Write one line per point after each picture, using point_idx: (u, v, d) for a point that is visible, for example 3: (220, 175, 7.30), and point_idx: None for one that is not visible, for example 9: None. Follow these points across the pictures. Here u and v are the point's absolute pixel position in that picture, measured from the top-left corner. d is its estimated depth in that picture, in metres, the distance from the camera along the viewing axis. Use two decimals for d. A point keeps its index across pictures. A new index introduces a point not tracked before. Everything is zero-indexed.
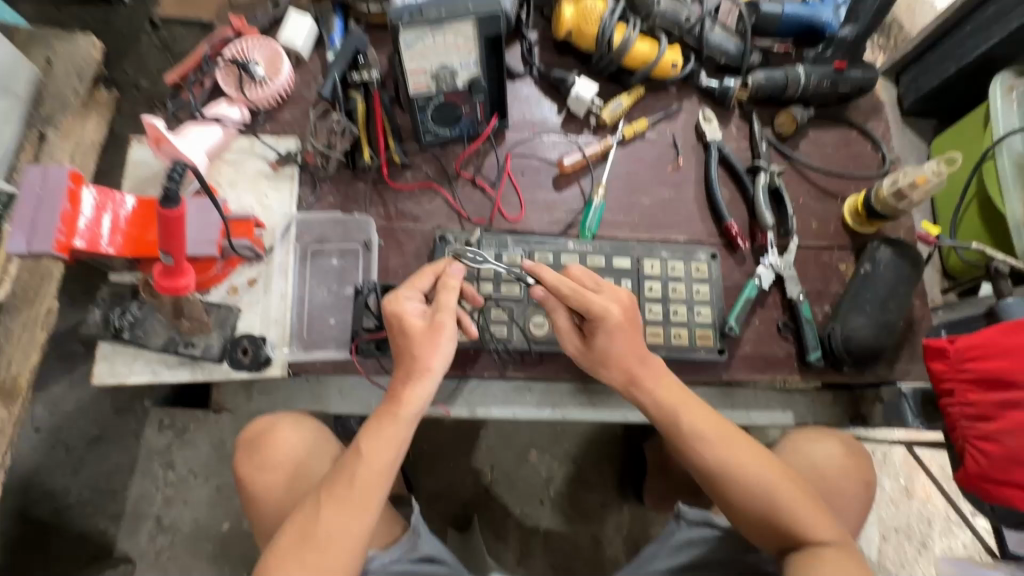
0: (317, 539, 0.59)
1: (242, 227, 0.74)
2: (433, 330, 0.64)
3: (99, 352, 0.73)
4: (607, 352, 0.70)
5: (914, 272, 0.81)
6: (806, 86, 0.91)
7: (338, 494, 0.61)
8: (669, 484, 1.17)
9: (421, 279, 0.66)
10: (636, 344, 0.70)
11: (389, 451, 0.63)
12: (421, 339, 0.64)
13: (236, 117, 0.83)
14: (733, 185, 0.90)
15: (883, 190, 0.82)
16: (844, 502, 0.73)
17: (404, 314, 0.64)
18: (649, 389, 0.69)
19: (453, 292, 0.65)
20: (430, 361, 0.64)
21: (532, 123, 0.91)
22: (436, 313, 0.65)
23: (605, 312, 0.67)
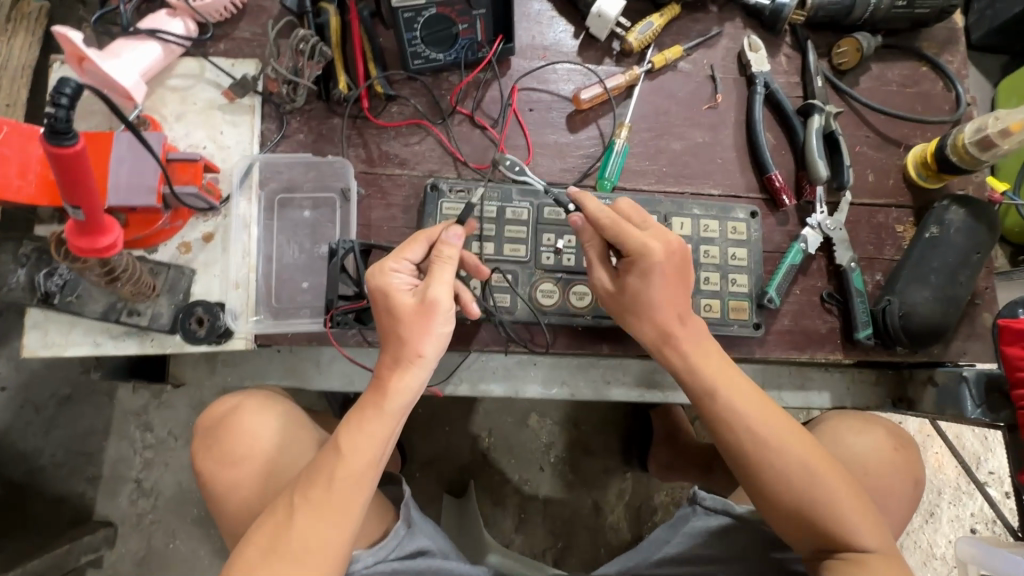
0: (290, 552, 0.49)
1: (187, 171, 0.61)
2: (424, 310, 0.51)
3: (28, 321, 0.62)
4: (638, 298, 0.59)
5: (989, 238, 0.69)
6: (877, 7, 0.75)
7: (313, 497, 0.51)
8: (677, 455, 1.10)
9: (412, 249, 0.55)
10: (679, 297, 0.59)
11: (374, 448, 0.52)
12: (410, 321, 0.52)
13: (179, 32, 0.67)
14: (779, 130, 0.77)
15: (964, 137, 0.69)
16: (886, 500, 0.65)
17: (393, 293, 0.52)
18: (684, 352, 0.59)
19: (450, 259, 0.53)
20: (419, 347, 0.52)
21: (543, 48, 0.76)
22: (426, 289, 0.52)
23: (641, 249, 0.56)
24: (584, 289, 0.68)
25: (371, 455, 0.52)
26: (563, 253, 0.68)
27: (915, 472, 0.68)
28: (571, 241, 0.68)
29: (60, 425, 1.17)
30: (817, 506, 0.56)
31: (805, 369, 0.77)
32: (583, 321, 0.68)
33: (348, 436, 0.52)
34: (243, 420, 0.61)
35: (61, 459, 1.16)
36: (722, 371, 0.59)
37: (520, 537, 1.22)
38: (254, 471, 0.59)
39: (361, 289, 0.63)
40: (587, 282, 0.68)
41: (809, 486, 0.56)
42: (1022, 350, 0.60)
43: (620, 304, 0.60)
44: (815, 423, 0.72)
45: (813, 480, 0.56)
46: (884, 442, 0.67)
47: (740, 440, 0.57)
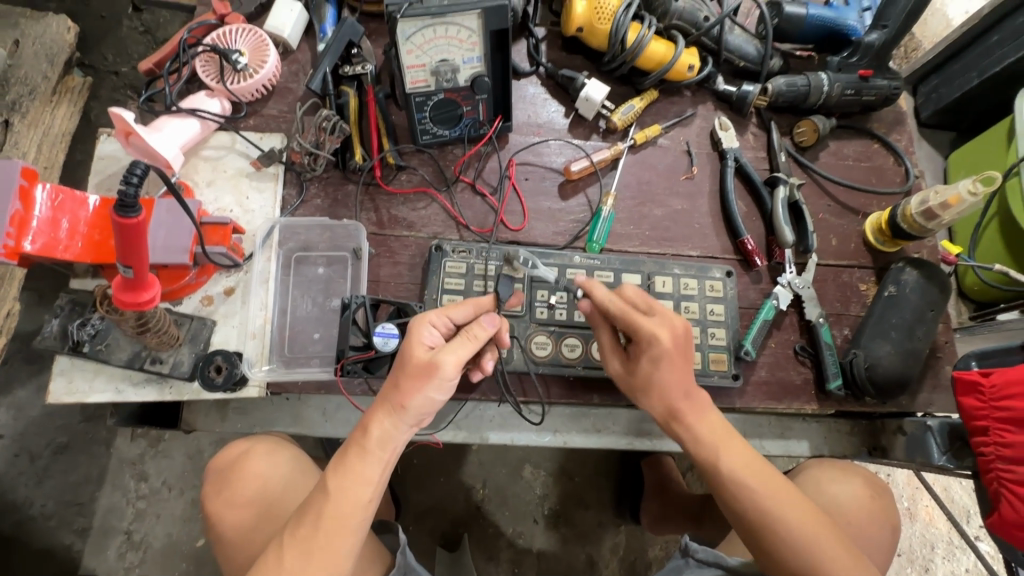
0: None
1: (218, 233, 0.67)
2: (428, 368, 0.55)
3: (55, 368, 0.66)
4: (650, 380, 0.63)
5: (941, 297, 0.76)
6: (829, 94, 0.85)
7: (302, 536, 0.53)
8: (669, 506, 1.11)
9: (456, 308, 0.60)
10: (685, 377, 0.62)
11: (360, 491, 0.54)
12: (412, 374, 0.55)
13: (215, 110, 0.76)
14: (749, 198, 0.85)
15: (911, 207, 0.77)
16: (866, 546, 0.67)
17: (416, 341, 0.56)
18: (689, 424, 0.62)
19: (471, 338, 0.57)
20: (406, 399, 0.55)
21: (538, 125, 0.85)
22: (438, 351, 0.56)
23: (652, 339, 0.60)
24: (575, 341, 0.73)
25: (360, 495, 0.54)
26: (555, 307, 0.74)
27: (892, 518, 0.71)
28: (562, 296, 0.74)
29: (54, 474, 1.17)
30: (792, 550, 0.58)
31: (784, 419, 0.81)
32: (574, 371, 0.73)
33: (336, 476, 0.55)
34: (251, 464, 0.66)
35: (51, 510, 1.16)
36: (706, 419, 0.63)
37: None
38: (258, 514, 0.63)
39: (369, 339, 0.68)
40: (578, 335, 0.74)
41: (787, 532, 0.58)
42: (976, 401, 0.64)
43: (633, 382, 0.65)
44: (794, 471, 0.76)
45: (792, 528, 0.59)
46: (861, 490, 0.71)
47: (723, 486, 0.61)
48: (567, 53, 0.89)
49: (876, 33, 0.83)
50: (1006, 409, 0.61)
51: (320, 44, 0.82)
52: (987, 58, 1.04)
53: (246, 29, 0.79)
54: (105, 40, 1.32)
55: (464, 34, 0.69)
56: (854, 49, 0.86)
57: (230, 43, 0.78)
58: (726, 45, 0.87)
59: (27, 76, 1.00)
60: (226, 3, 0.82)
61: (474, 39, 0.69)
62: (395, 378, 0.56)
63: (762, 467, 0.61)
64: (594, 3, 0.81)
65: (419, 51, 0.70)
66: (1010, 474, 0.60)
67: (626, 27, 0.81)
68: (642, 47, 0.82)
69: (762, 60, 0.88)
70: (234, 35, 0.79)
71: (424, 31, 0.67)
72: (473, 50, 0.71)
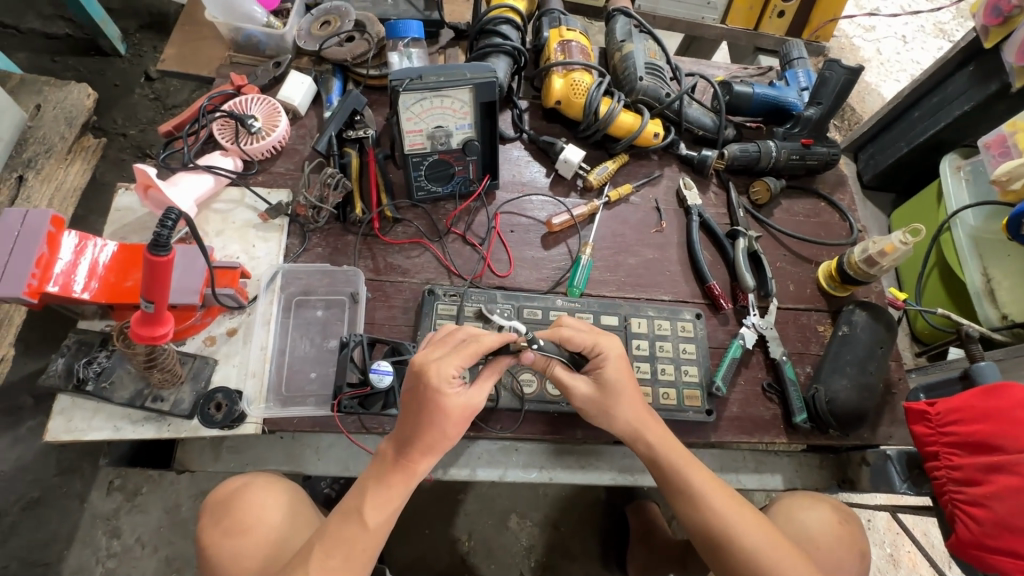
0: None
1: (227, 276, 0.73)
2: (470, 413, 0.60)
3: (56, 406, 0.68)
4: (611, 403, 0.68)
5: (889, 335, 0.84)
6: (778, 158, 0.97)
7: (334, 559, 0.58)
8: (655, 553, 1.11)
9: (466, 355, 0.59)
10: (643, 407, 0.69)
11: (387, 511, 0.61)
12: (456, 420, 0.60)
13: (228, 167, 0.84)
14: (714, 249, 0.94)
15: (855, 257, 0.86)
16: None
17: (451, 394, 0.58)
18: (650, 442, 0.68)
19: (495, 373, 0.63)
20: (452, 436, 0.61)
21: (521, 183, 0.95)
22: (473, 396, 0.60)
23: (598, 367, 0.67)
24: (559, 378, 0.78)
25: (382, 522, 0.61)
26: None
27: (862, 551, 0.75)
28: None
29: (20, 532, 1.12)
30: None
31: (757, 454, 0.86)
32: (558, 407, 0.77)
33: (372, 509, 0.60)
34: (249, 500, 0.69)
35: (12, 571, 1.10)
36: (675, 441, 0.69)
37: None
38: (255, 544, 0.66)
39: (365, 376, 0.72)
40: None
41: (751, 551, 0.63)
42: (925, 428, 0.71)
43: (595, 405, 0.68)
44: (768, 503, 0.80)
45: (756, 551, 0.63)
46: (830, 517, 0.74)
47: (694, 504, 0.66)
48: (547, 122, 1.00)
49: (813, 109, 0.97)
50: (954, 433, 0.67)
51: (327, 111, 0.92)
52: (912, 130, 1.18)
53: (261, 98, 0.89)
54: (117, 105, 1.42)
55: (457, 104, 0.79)
56: (795, 121, 0.99)
57: (246, 109, 0.87)
58: (685, 117, 0.99)
59: (45, 136, 1.08)
60: (244, 76, 0.92)
61: (466, 109, 0.79)
62: (434, 429, 0.59)
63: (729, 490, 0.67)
64: (570, 81, 0.93)
65: (417, 118, 0.79)
66: (962, 494, 0.65)
67: (598, 100, 0.93)
68: (612, 117, 0.93)
69: (718, 130, 1.00)
70: (250, 103, 0.88)
71: (422, 102, 0.77)
72: (465, 118, 0.81)
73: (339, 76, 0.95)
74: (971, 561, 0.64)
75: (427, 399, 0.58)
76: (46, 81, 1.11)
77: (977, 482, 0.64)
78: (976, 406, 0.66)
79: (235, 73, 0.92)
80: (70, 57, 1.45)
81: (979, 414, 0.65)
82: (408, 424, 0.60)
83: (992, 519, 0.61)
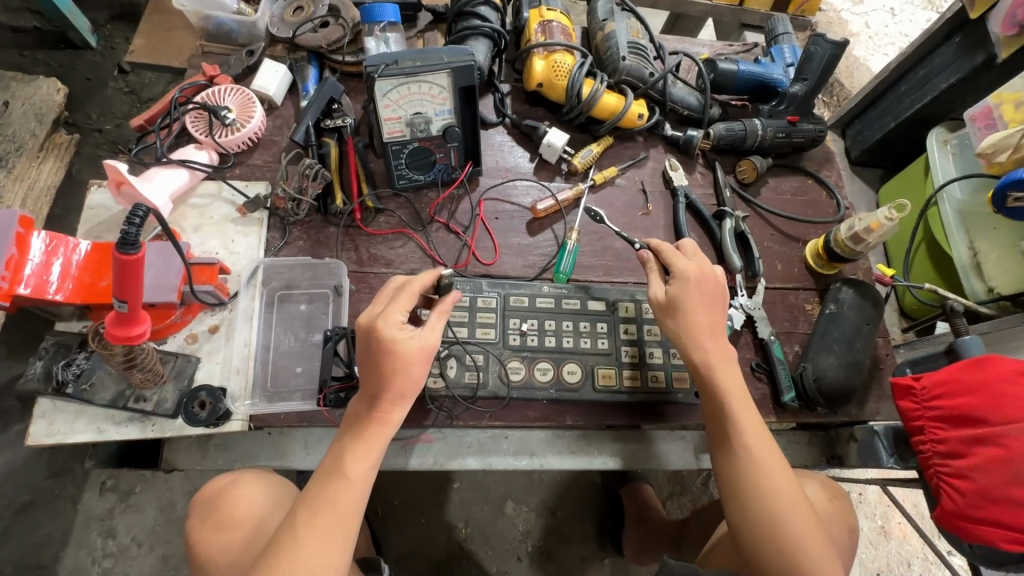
0: (293, 562, 0.57)
1: (205, 273, 0.71)
2: (427, 353, 0.63)
3: (36, 410, 0.67)
4: (682, 308, 0.74)
5: (876, 312, 0.84)
6: (763, 137, 0.96)
7: (318, 520, 0.59)
8: (649, 535, 1.13)
9: (407, 299, 0.64)
10: (711, 314, 0.74)
11: (366, 465, 0.62)
12: (415, 362, 0.62)
13: (203, 161, 0.82)
14: (701, 230, 0.94)
15: (841, 234, 0.86)
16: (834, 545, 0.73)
17: (400, 337, 0.62)
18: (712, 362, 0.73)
19: (443, 315, 0.65)
20: (415, 378, 0.63)
21: (505, 169, 0.93)
22: (427, 338, 0.63)
23: (685, 273, 0.74)
24: (546, 365, 0.78)
25: (365, 475, 0.62)
26: (527, 334, 0.79)
27: (851, 521, 0.77)
28: (533, 324, 0.80)
29: (14, 536, 1.12)
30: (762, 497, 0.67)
31: None
32: (546, 393, 0.77)
33: (353, 461, 0.61)
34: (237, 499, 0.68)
35: (8, 574, 1.10)
36: (730, 372, 0.73)
37: None
38: (249, 536, 0.66)
39: (350, 370, 0.71)
40: (548, 358, 0.78)
41: (765, 481, 0.67)
42: (909, 403, 0.71)
43: (662, 307, 0.75)
44: None
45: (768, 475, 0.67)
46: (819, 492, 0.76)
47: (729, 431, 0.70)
48: (530, 105, 0.98)
49: (799, 85, 0.96)
50: (938, 407, 0.67)
51: (304, 101, 0.90)
52: (899, 104, 1.17)
53: (234, 88, 0.86)
54: (90, 100, 1.39)
55: (435, 89, 0.77)
56: (781, 98, 0.98)
57: (219, 100, 0.85)
58: (670, 97, 0.97)
59: (15, 134, 1.05)
60: (216, 66, 0.90)
61: (445, 94, 0.78)
62: (400, 374, 0.62)
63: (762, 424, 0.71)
64: (552, 62, 0.91)
65: (395, 105, 0.77)
66: (946, 467, 0.65)
67: (580, 81, 0.91)
68: (596, 98, 0.92)
69: (703, 109, 0.99)
70: (223, 94, 0.86)
71: (400, 89, 0.75)
72: (444, 103, 0.79)
73: (315, 63, 0.93)
74: (955, 532, 0.64)
75: (380, 345, 0.62)
76: (13, 77, 1.08)
77: (960, 454, 0.64)
78: (960, 379, 0.66)
79: (207, 64, 0.89)
80: (39, 51, 1.41)
81: (962, 388, 0.66)
82: (376, 372, 0.62)
83: (975, 491, 0.62)
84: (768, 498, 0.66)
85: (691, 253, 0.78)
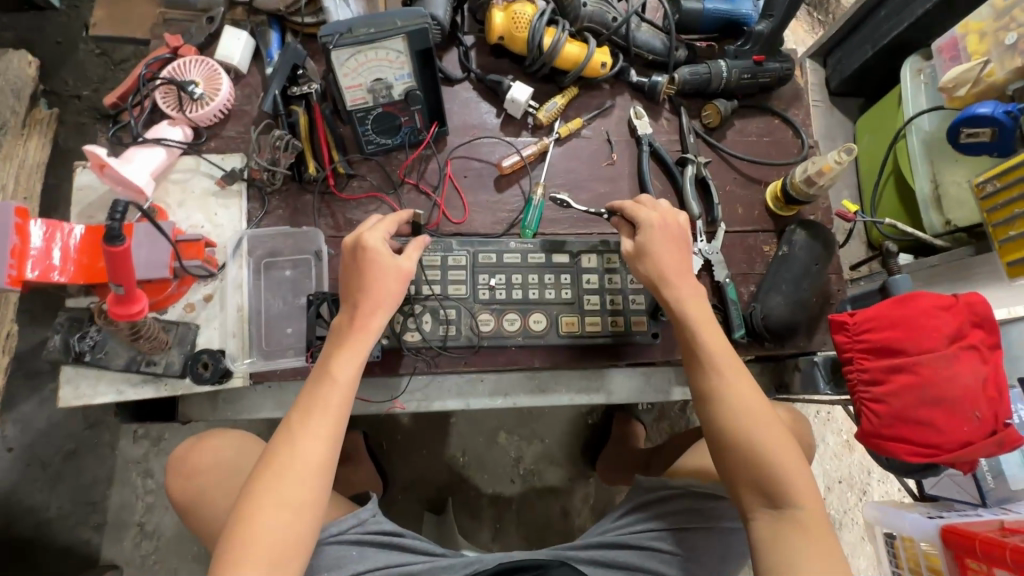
0: (293, 452, 0.67)
1: (192, 248, 0.76)
2: (404, 273, 0.75)
3: (62, 377, 0.76)
4: (651, 253, 0.80)
5: (825, 252, 0.89)
6: (728, 79, 0.96)
7: (313, 416, 0.69)
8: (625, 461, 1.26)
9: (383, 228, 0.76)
10: (676, 257, 0.80)
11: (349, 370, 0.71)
12: (393, 277, 0.74)
13: (177, 137, 0.85)
14: (664, 177, 0.97)
15: (796, 178, 0.89)
16: None
17: (380, 253, 0.74)
18: (678, 293, 0.79)
19: (418, 244, 0.77)
20: (388, 291, 0.74)
21: (472, 126, 0.95)
22: (403, 258, 0.76)
23: (649, 223, 0.81)
24: (514, 316, 0.85)
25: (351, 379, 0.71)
26: (495, 288, 0.85)
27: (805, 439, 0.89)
28: (501, 279, 0.86)
29: (65, 478, 1.28)
30: (740, 432, 0.73)
31: None
32: (514, 340, 0.84)
33: (339, 366, 0.71)
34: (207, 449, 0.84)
35: (66, 510, 1.27)
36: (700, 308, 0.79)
37: (498, 546, 1.36)
38: (222, 473, 0.82)
39: None
40: (516, 310, 0.85)
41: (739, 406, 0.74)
42: (843, 336, 0.76)
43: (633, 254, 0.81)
44: None
45: (750, 412, 0.73)
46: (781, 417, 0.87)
47: (702, 361, 0.77)
48: (494, 57, 0.98)
49: (764, 23, 0.94)
50: (866, 340, 0.73)
51: (269, 68, 0.91)
52: (878, 31, 1.14)
53: (199, 59, 0.88)
54: (64, 66, 1.39)
55: (392, 54, 0.78)
56: (747, 38, 0.97)
57: (185, 74, 0.87)
58: (634, 41, 0.97)
59: None
60: (179, 36, 0.90)
61: (402, 59, 0.79)
62: (378, 285, 0.74)
63: (734, 355, 0.77)
64: (511, 14, 0.90)
65: (354, 73, 0.79)
66: (867, 393, 0.72)
67: (541, 31, 0.91)
68: (557, 48, 0.92)
69: (669, 52, 0.98)
70: (188, 67, 0.87)
71: (356, 56, 0.77)
72: (403, 68, 0.80)
73: (276, 28, 0.93)
74: (870, 447, 0.72)
75: (364, 256, 0.74)
76: None
77: (880, 381, 0.72)
78: (888, 315, 0.72)
79: (169, 34, 0.90)
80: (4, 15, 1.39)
81: (889, 322, 0.72)
82: (358, 285, 0.73)
83: (889, 413, 0.70)
84: (746, 433, 0.73)
85: (651, 204, 0.82)
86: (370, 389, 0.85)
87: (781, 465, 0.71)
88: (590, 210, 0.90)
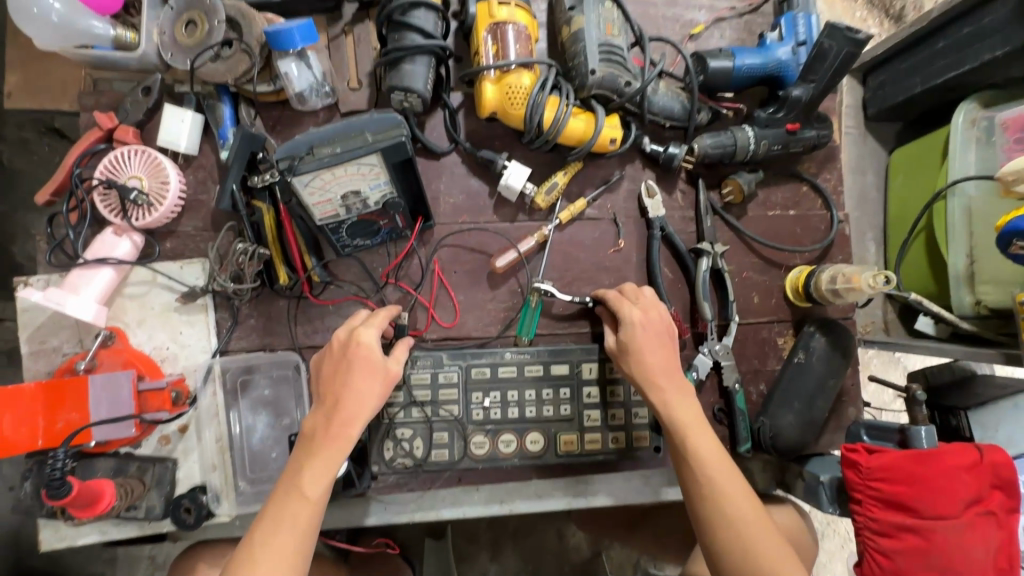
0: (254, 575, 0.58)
1: (157, 397, 0.71)
2: (387, 376, 0.68)
3: (40, 520, 0.73)
4: (639, 347, 0.73)
5: (845, 362, 0.82)
6: (756, 152, 0.84)
7: (281, 531, 0.60)
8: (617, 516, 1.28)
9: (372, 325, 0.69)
10: (664, 352, 0.74)
11: (319, 482, 0.63)
12: (370, 376, 0.67)
13: (126, 252, 0.75)
14: (676, 264, 0.88)
15: (822, 283, 0.81)
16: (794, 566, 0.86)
17: (362, 340, 0.67)
18: (661, 387, 0.72)
19: (406, 345, 0.71)
20: (364, 388, 0.66)
21: (462, 210, 0.84)
22: (389, 359, 0.69)
23: (631, 321, 0.74)
24: (510, 438, 0.80)
25: (322, 494, 0.63)
26: (490, 408, 0.80)
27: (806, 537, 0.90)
28: (496, 396, 0.80)
29: None
30: (732, 536, 0.64)
31: None
32: (510, 462, 0.80)
33: (311, 480, 0.62)
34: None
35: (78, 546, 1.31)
36: (689, 400, 0.72)
37: (495, 566, 1.43)
38: None
39: None
40: (512, 430, 0.80)
41: (731, 514, 0.65)
42: (854, 475, 0.73)
43: (619, 356, 0.75)
44: None
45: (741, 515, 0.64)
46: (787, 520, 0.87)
47: (690, 462, 0.68)
48: (486, 122, 0.84)
49: (802, 88, 0.80)
50: (879, 489, 0.71)
51: (223, 152, 0.78)
52: (932, 65, 0.98)
53: (137, 150, 0.75)
54: None
55: (364, 169, 0.67)
56: (781, 102, 0.83)
57: (124, 171, 0.75)
58: (649, 107, 0.83)
59: None
60: (111, 115, 0.77)
61: (377, 170, 0.68)
62: (359, 390, 0.67)
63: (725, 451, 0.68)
64: (505, 86, 0.76)
65: (321, 189, 0.68)
66: (874, 542, 0.71)
67: (542, 106, 0.77)
68: (560, 127, 0.78)
69: (689, 116, 0.85)
70: (126, 160, 0.75)
71: (322, 175, 0.66)
72: (378, 178, 0.69)
73: (228, 100, 0.79)
74: None
75: (352, 351, 0.67)
76: None
77: (888, 534, 0.70)
78: (904, 468, 0.69)
79: (100, 114, 0.76)
80: None
81: (905, 478, 0.69)
82: (337, 379, 0.67)
83: (894, 570, 0.69)
84: (739, 537, 0.64)
85: (633, 298, 0.77)
86: (361, 504, 0.83)
87: (780, 572, 0.62)
88: (572, 301, 0.82)
